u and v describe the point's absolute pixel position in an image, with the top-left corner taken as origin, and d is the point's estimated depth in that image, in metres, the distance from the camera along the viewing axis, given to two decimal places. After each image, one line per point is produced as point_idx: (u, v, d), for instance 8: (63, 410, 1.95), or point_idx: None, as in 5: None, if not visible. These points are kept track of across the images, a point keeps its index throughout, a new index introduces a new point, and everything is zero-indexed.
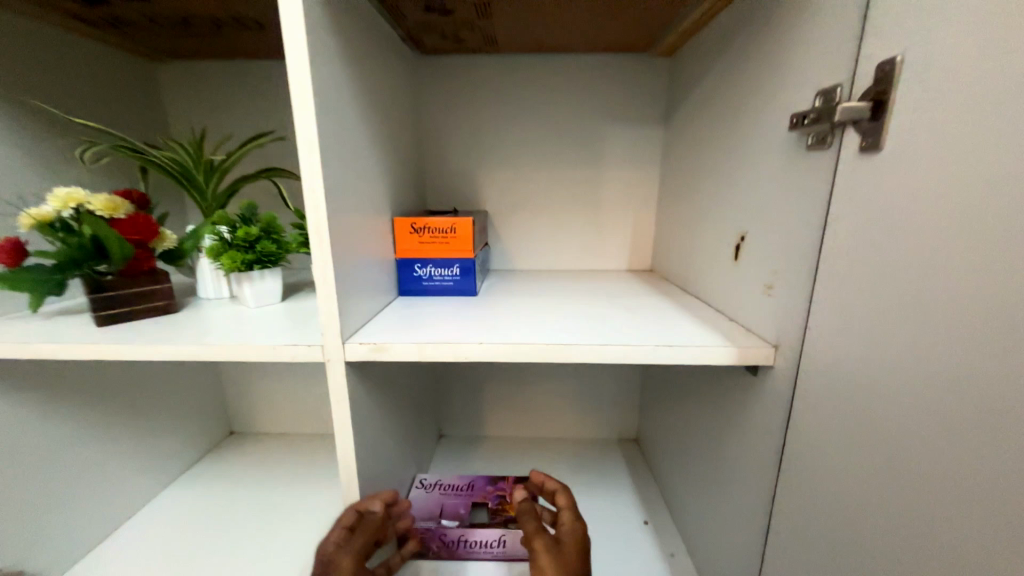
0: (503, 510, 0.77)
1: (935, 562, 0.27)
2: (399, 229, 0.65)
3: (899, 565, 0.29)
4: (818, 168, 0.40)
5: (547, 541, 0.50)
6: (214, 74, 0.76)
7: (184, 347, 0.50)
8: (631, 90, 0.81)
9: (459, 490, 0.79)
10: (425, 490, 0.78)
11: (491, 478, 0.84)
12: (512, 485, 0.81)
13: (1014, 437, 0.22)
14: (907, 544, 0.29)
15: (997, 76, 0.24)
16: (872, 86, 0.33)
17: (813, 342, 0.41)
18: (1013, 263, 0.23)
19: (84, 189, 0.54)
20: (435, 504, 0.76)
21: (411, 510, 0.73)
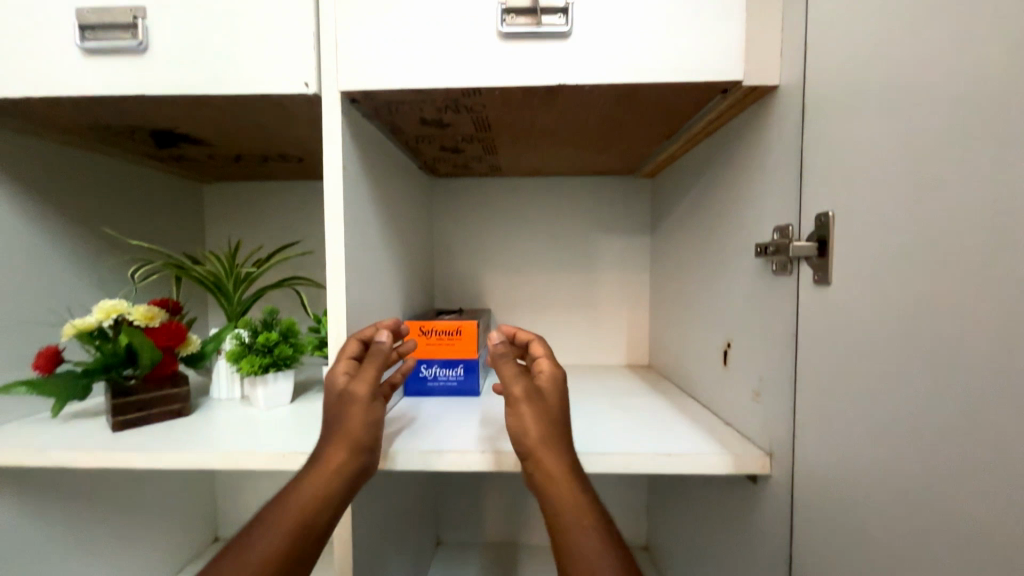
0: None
1: None
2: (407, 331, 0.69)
3: None
4: (785, 290, 0.45)
5: (528, 388, 0.46)
6: (252, 194, 0.87)
7: (196, 454, 0.51)
8: (618, 204, 0.91)
9: None
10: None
11: None
12: None
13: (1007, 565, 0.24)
14: None
15: (919, 238, 0.29)
16: (814, 230, 0.40)
17: (805, 452, 0.43)
18: (967, 395, 0.26)
19: (127, 300, 0.60)
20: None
21: None
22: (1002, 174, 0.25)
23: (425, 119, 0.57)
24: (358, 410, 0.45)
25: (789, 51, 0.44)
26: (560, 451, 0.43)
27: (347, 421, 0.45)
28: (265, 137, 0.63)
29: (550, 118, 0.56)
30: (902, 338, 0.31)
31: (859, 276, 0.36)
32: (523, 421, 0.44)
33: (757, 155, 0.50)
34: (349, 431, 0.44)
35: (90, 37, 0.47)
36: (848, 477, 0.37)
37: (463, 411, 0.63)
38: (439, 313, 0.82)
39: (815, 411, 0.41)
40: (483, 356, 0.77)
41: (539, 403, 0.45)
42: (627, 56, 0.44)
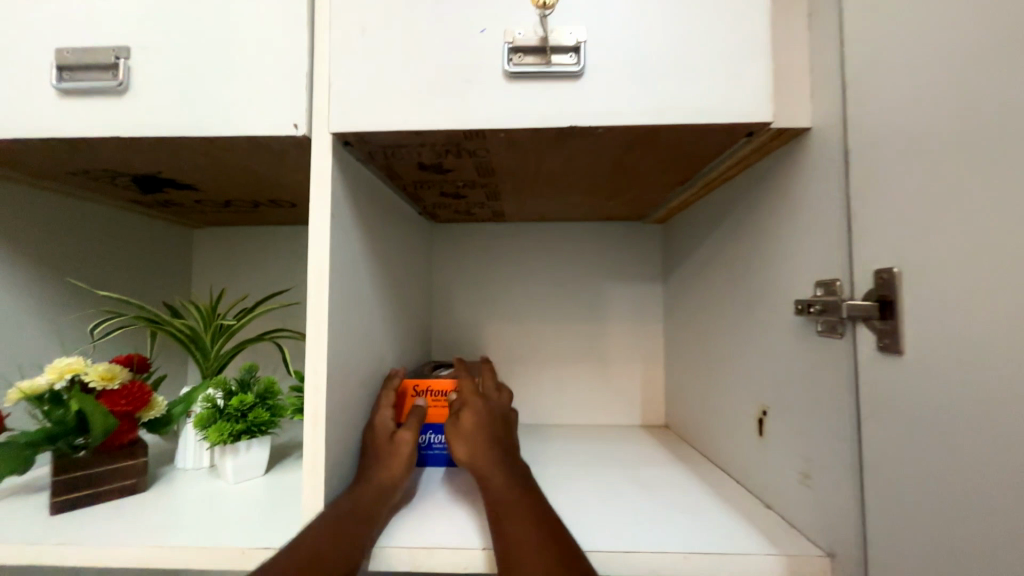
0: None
1: None
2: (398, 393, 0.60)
3: None
4: (836, 356, 0.39)
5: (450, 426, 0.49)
6: (244, 239, 0.83)
7: (140, 549, 0.43)
8: (628, 251, 0.86)
9: None
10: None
11: None
12: None
13: None
14: None
15: None
16: (873, 289, 0.35)
17: (880, 561, 0.34)
18: None
19: (86, 358, 0.54)
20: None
21: None
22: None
23: (424, 163, 0.53)
24: (405, 445, 0.49)
25: (823, 92, 0.41)
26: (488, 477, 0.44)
27: (393, 455, 0.48)
28: (256, 182, 0.60)
29: (557, 163, 0.52)
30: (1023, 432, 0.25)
31: (943, 346, 0.29)
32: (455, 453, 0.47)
33: (790, 203, 0.45)
34: (394, 464, 0.47)
35: (67, 77, 0.44)
36: None
37: (463, 492, 0.54)
38: (440, 366, 0.74)
39: (889, 509, 0.33)
40: None
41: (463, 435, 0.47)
42: (644, 97, 0.41)
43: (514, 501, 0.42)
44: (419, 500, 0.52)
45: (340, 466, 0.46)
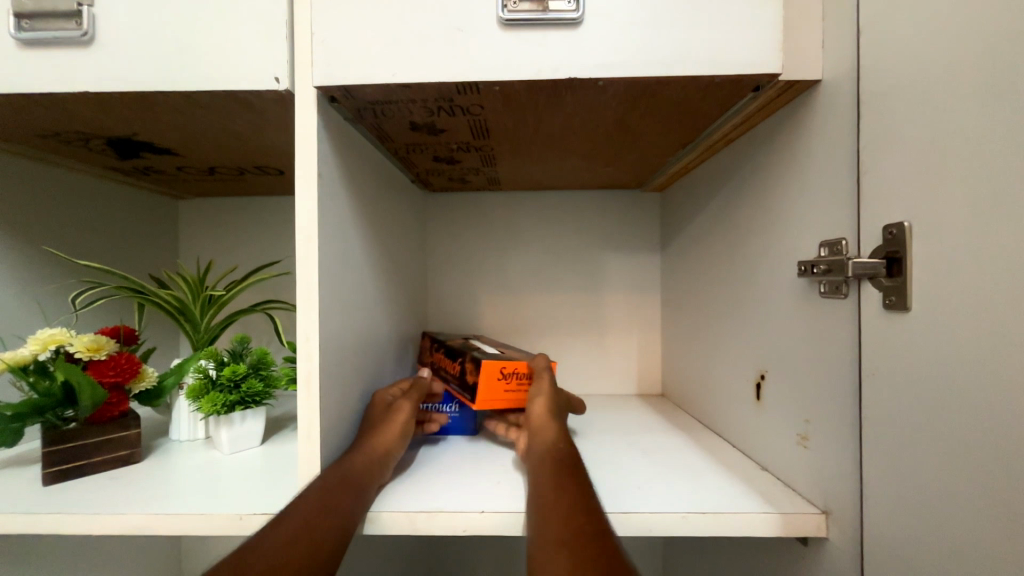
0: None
1: None
2: (484, 375, 0.53)
3: None
4: (838, 317, 0.38)
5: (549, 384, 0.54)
6: (231, 209, 0.80)
7: (135, 517, 0.42)
8: (626, 220, 0.85)
9: None
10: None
11: None
12: None
13: None
14: None
15: None
16: (881, 246, 0.34)
17: (875, 519, 0.35)
18: None
19: (70, 329, 0.52)
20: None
21: None
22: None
23: (416, 123, 0.50)
24: (400, 418, 0.50)
25: (836, 40, 0.38)
26: (557, 436, 0.48)
27: (388, 427, 0.49)
28: (239, 145, 0.57)
29: (555, 122, 0.50)
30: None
31: (951, 301, 0.29)
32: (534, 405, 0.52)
33: (796, 160, 0.44)
34: (388, 433, 0.48)
35: (26, 26, 0.41)
36: (947, 560, 0.29)
37: (463, 458, 0.54)
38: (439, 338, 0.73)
39: (886, 467, 0.34)
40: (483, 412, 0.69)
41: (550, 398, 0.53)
42: (647, 46, 0.39)
43: (564, 461, 0.44)
44: (417, 466, 0.51)
45: (337, 433, 0.46)
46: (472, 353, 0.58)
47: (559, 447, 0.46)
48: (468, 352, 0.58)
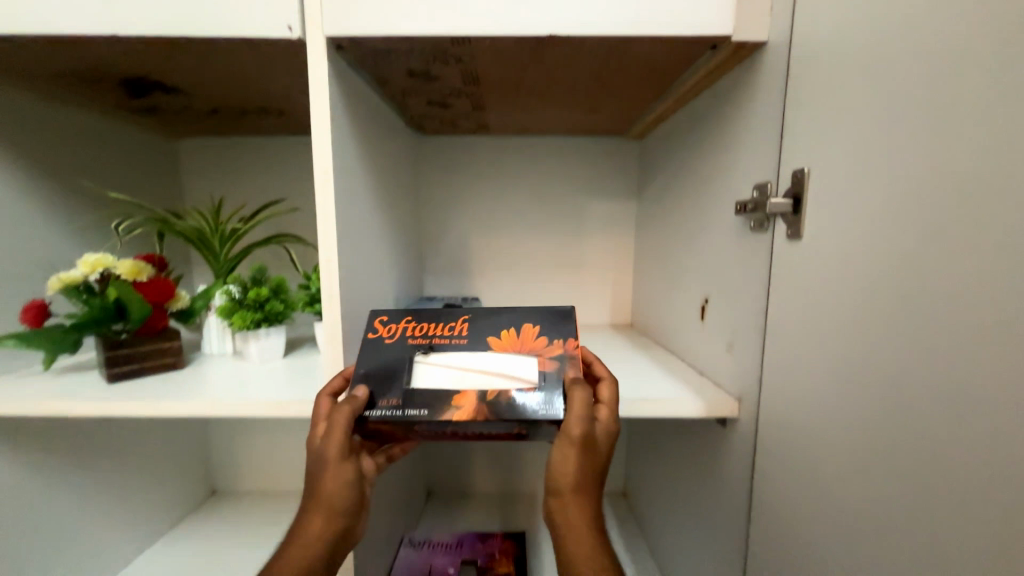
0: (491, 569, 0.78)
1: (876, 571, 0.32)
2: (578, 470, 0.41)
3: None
4: (760, 247, 0.48)
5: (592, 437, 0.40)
6: (233, 148, 0.84)
7: (194, 403, 0.53)
8: (606, 166, 0.91)
9: (448, 547, 0.83)
10: (414, 548, 0.82)
11: (480, 535, 0.87)
12: (499, 543, 0.84)
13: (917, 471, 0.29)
14: (855, 562, 0.34)
15: (883, 194, 0.32)
16: (790, 188, 0.42)
17: (769, 398, 0.47)
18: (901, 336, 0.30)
19: (111, 254, 0.59)
20: (424, 562, 0.79)
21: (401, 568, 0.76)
22: (969, 127, 0.26)
23: (413, 70, 0.55)
24: (330, 479, 0.42)
25: (781, 6, 0.44)
26: (593, 510, 0.41)
27: (322, 492, 0.42)
28: (245, 88, 0.62)
29: (539, 73, 0.56)
30: (863, 286, 0.34)
31: (828, 231, 0.38)
32: (564, 468, 0.40)
33: (744, 114, 0.51)
34: (324, 501, 0.42)
35: None
36: (807, 418, 0.41)
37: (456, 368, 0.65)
38: (394, 408, 0.41)
39: (781, 358, 0.45)
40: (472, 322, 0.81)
41: (591, 455, 0.40)
42: (617, 8, 0.44)
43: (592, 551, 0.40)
44: None
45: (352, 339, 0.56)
46: (542, 408, 0.40)
47: (595, 538, 0.40)
48: (538, 411, 0.40)
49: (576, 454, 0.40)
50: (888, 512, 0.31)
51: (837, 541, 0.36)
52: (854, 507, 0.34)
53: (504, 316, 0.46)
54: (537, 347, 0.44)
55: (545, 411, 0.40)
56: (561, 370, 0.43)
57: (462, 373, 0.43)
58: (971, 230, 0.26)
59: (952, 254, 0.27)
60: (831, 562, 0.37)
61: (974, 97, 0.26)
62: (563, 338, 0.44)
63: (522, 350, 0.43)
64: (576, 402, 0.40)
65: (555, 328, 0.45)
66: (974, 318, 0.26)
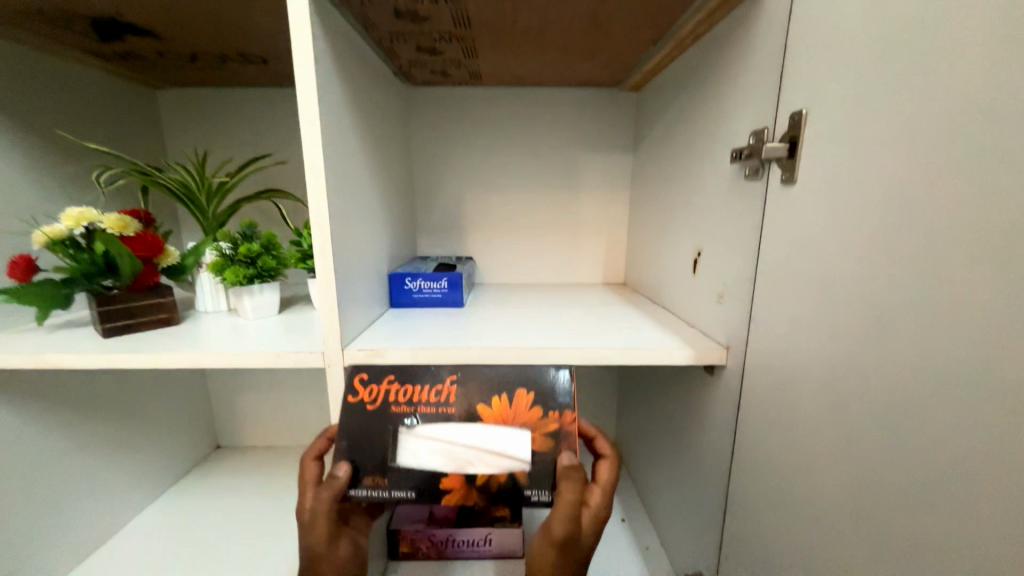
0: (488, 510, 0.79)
1: (851, 496, 0.34)
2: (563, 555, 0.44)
3: (830, 504, 0.37)
4: (754, 195, 0.47)
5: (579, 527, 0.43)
6: (214, 100, 0.81)
7: (192, 355, 0.54)
8: (602, 120, 0.89)
9: None
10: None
11: None
12: None
13: (894, 402, 0.31)
14: (834, 489, 0.36)
15: (879, 132, 0.32)
16: (788, 131, 0.42)
17: (756, 344, 0.48)
18: (889, 275, 0.31)
19: (95, 208, 0.58)
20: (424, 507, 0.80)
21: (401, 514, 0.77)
22: (971, 56, 0.25)
23: (399, 10, 0.53)
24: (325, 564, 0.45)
25: None
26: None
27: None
28: (221, 31, 0.58)
29: (532, 13, 0.53)
30: (856, 226, 0.34)
31: (821, 174, 0.38)
32: (544, 564, 0.43)
33: (744, 57, 0.49)
34: None
35: None
36: (793, 360, 0.42)
37: (451, 323, 0.66)
38: (380, 486, 0.45)
39: (769, 306, 0.46)
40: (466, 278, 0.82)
41: (575, 545, 0.43)
42: None
43: None
44: (415, 326, 0.64)
45: (345, 292, 0.56)
46: (528, 492, 0.44)
47: None
48: (525, 495, 0.44)
49: (556, 552, 0.42)
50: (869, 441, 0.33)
51: (817, 471, 0.39)
52: (836, 439, 0.36)
53: (493, 389, 0.50)
54: (526, 422, 0.48)
55: (532, 495, 0.44)
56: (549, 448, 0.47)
57: (452, 447, 0.46)
58: (963, 165, 0.26)
59: (947, 189, 0.27)
60: (811, 491, 0.39)
61: (980, 23, 0.25)
62: (556, 411, 0.49)
63: (511, 423, 0.48)
64: (565, 491, 0.43)
65: (545, 399, 0.50)
66: (959, 253, 0.26)
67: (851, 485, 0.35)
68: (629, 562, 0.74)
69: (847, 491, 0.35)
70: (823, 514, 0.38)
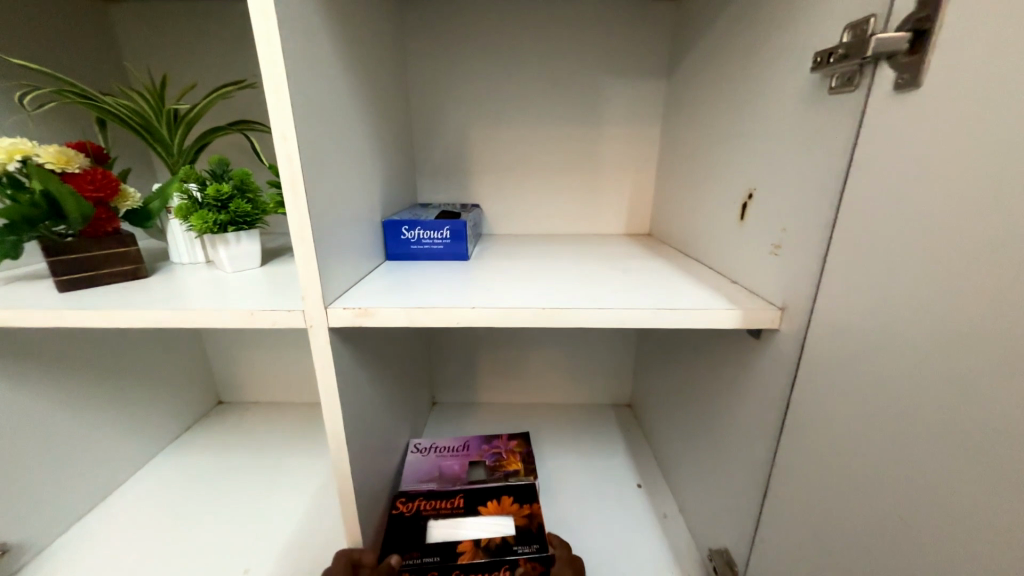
0: (500, 466, 0.78)
1: (957, 507, 0.27)
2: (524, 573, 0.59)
3: (923, 514, 0.29)
4: (842, 113, 0.36)
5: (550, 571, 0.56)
6: (174, 14, 0.68)
7: (155, 313, 0.47)
8: (632, 38, 0.75)
9: (455, 451, 0.81)
10: (421, 455, 0.79)
11: (485, 437, 0.86)
12: (506, 444, 0.84)
13: None
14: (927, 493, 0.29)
15: None
16: (912, 12, 0.29)
17: (824, 305, 0.39)
18: None
19: (29, 140, 0.49)
20: (432, 466, 0.77)
21: (410, 471, 0.75)
22: None
23: None
24: None
25: None
26: None
27: None
28: None
29: None
30: (1011, 141, 0.24)
31: (959, 70, 0.27)
32: None
33: None
34: None
35: None
36: (875, 328, 0.33)
37: (453, 277, 0.58)
38: (415, 557, 0.60)
39: (847, 259, 0.36)
40: (472, 226, 0.72)
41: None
42: None
43: None
44: (412, 281, 0.56)
45: (327, 239, 0.47)
46: (520, 547, 0.61)
47: None
48: (515, 549, 0.61)
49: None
50: (992, 435, 0.24)
51: (901, 462, 0.31)
52: (936, 427, 0.28)
53: (490, 496, 0.70)
54: (512, 510, 0.67)
55: (520, 549, 0.61)
56: (527, 526, 0.65)
57: (462, 531, 0.65)
58: None
59: None
60: (888, 485, 0.32)
61: None
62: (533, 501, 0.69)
63: (500, 512, 0.67)
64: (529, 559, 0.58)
65: (521, 492, 0.71)
66: None
67: (959, 489, 0.27)
68: (645, 530, 0.70)
69: (945, 492, 0.27)
70: (904, 515, 0.30)
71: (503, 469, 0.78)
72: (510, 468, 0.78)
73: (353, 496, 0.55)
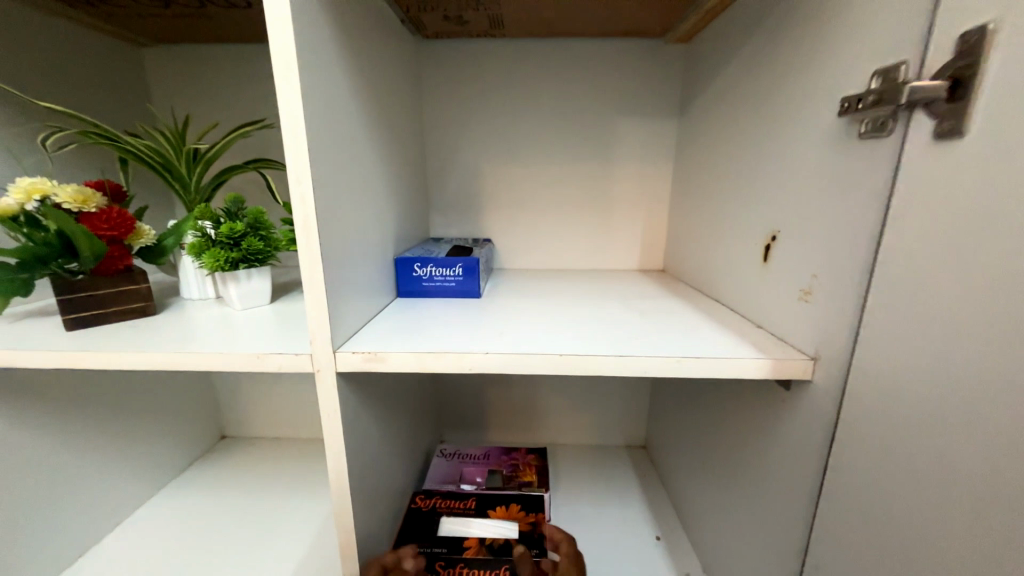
0: (517, 476, 0.80)
1: None
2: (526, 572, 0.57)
3: None
4: (874, 158, 0.35)
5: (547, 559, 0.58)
6: (201, 58, 0.71)
7: (158, 355, 0.45)
8: (645, 80, 0.76)
9: (476, 459, 0.86)
10: (446, 459, 0.85)
11: (506, 449, 0.89)
12: (524, 456, 0.86)
13: None
14: None
15: None
16: (950, 61, 0.28)
17: (862, 359, 0.36)
18: None
19: (48, 179, 0.50)
20: (454, 471, 0.81)
21: (438, 472, 0.80)
22: None
23: None
24: None
25: None
26: None
27: None
28: None
29: None
30: None
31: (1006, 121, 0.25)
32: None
33: None
34: None
35: None
36: (922, 388, 0.31)
37: (465, 318, 0.56)
38: (424, 547, 0.59)
39: (888, 311, 0.34)
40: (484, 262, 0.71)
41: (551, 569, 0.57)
42: None
43: None
44: (423, 322, 0.55)
45: (339, 280, 0.46)
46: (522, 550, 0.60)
47: None
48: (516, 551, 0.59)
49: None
50: None
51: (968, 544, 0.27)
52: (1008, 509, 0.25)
53: (500, 502, 0.70)
54: (517, 517, 0.66)
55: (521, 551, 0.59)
56: (531, 532, 0.63)
57: (469, 529, 0.64)
58: None
59: None
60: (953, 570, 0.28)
61: None
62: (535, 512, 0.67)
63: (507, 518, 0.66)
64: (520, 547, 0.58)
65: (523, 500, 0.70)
66: None
67: None
68: None
69: None
70: None
71: (518, 479, 0.80)
72: (525, 479, 0.79)
73: (354, 552, 0.51)
